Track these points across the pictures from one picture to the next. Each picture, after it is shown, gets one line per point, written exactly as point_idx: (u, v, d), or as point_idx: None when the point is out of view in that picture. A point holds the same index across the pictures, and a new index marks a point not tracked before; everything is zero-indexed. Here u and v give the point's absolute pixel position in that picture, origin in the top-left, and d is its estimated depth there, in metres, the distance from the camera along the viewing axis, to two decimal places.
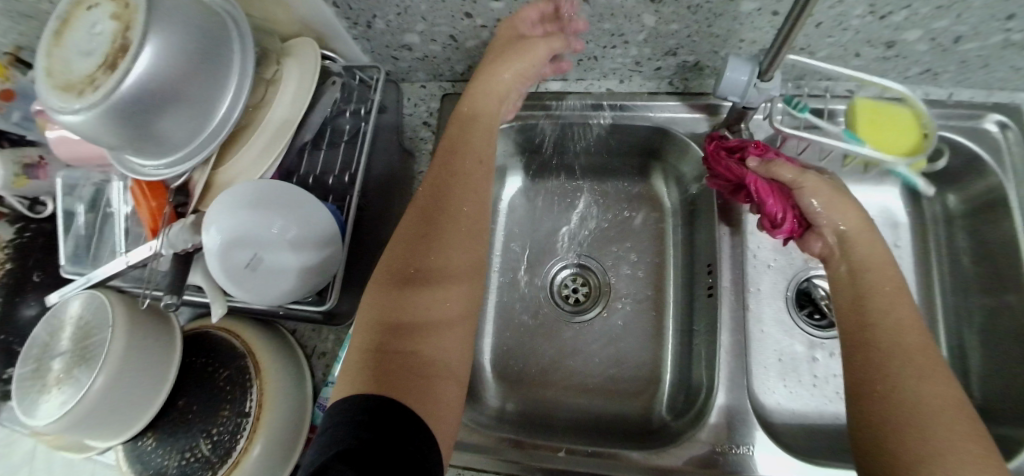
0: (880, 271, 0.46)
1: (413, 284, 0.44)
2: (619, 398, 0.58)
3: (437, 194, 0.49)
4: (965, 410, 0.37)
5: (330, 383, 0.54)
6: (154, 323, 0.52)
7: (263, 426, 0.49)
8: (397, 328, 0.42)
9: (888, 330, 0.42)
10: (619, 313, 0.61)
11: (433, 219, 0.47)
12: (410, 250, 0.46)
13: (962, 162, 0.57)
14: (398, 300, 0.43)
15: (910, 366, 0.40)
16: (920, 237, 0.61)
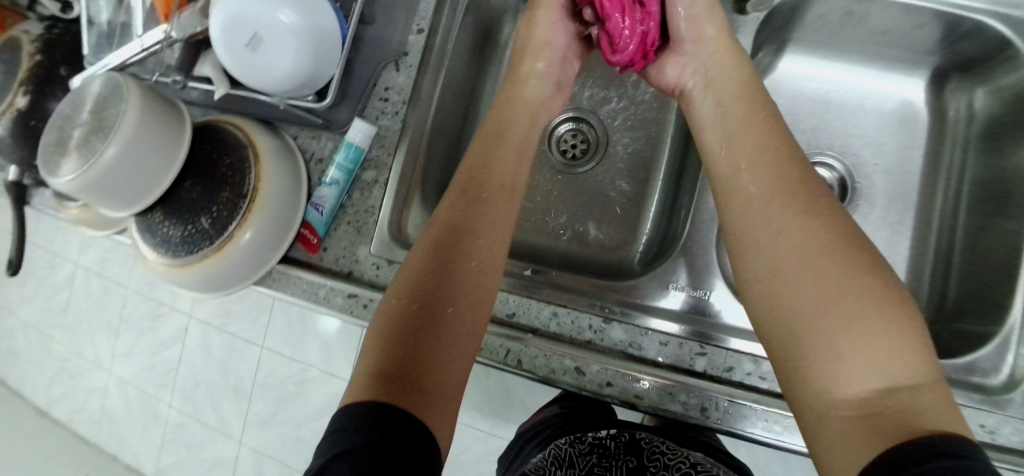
0: (750, 142, 0.42)
1: (454, 274, 0.41)
2: (596, 246, 0.60)
3: (476, 169, 0.47)
4: (863, 270, 0.34)
5: (327, 183, 0.54)
6: (166, 111, 0.55)
7: (257, 211, 0.53)
8: (421, 319, 0.38)
9: (775, 223, 0.37)
10: (613, 171, 0.63)
11: (476, 219, 0.44)
12: (456, 214, 0.44)
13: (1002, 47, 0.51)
14: (444, 256, 0.41)
15: (803, 247, 0.35)
16: (937, 133, 0.59)
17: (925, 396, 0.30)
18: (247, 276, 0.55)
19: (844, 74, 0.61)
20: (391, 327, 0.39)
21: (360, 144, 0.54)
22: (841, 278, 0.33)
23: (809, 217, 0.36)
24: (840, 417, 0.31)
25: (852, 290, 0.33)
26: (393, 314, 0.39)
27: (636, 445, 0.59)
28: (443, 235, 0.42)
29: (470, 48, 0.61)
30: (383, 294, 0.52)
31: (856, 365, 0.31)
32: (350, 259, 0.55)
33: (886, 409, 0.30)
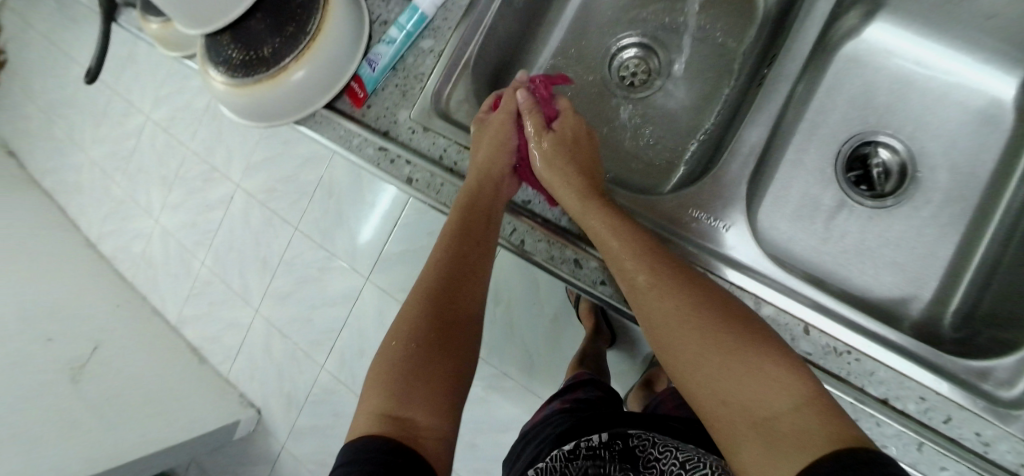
0: (608, 225, 0.46)
1: (455, 304, 0.49)
2: (629, 168, 0.60)
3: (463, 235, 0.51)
4: (752, 392, 0.38)
5: (385, 41, 0.56)
6: None
7: (314, 54, 0.55)
8: (435, 332, 0.47)
9: (655, 315, 0.43)
10: (665, 103, 0.61)
11: (481, 205, 0.51)
12: (442, 272, 0.51)
13: None
14: (439, 303, 0.49)
15: (694, 327, 0.41)
16: (1023, 137, 0.54)
17: (799, 415, 0.36)
18: (292, 114, 0.58)
19: (938, 60, 0.57)
20: (397, 359, 0.45)
21: (426, 12, 0.55)
22: (721, 350, 0.40)
23: (671, 296, 0.42)
24: (750, 450, 0.36)
25: (742, 361, 0.39)
26: (412, 328, 0.48)
27: (631, 455, 0.50)
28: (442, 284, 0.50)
29: None
30: (410, 153, 0.54)
31: (750, 394, 0.38)
32: (388, 120, 0.56)
33: (776, 427, 0.36)
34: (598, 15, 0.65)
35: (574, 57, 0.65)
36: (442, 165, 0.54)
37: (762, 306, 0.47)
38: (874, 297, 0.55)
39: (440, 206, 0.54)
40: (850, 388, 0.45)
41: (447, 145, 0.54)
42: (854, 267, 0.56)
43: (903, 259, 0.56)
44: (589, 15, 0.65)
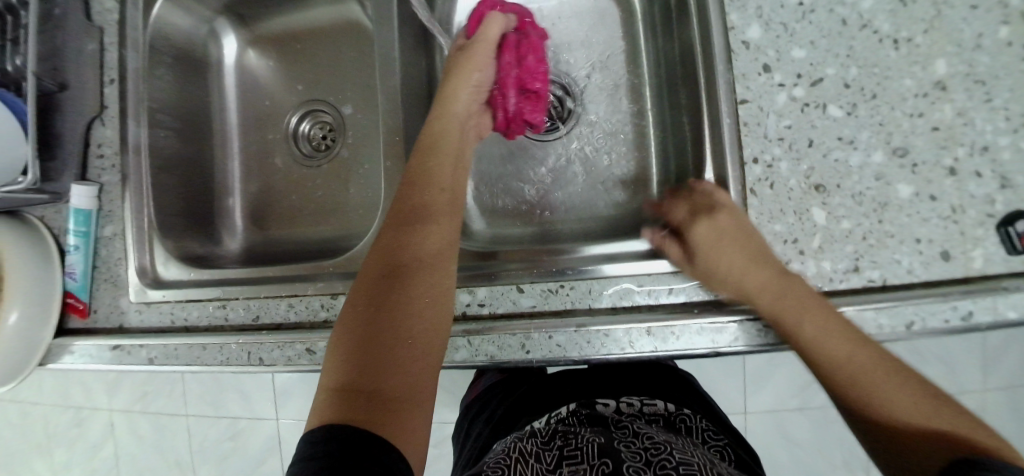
0: (638, 135, 0.57)
1: (396, 262, 0.46)
2: (350, 225, 0.60)
3: (387, 265, 0.46)
4: (927, 423, 0.39)
5: (74, 251, 0.57)
6: None
7: (12, 296, 0.57)
8: (379, 303, 0.44)
9: (773, 304, 0.44)
10: (354, 149, 0.63)
11: (400, 277, 0.46)
12: (373, 296, 0.45)
13: None
14: (375, 329, 0.43)
15: (822, 319, 0.42)
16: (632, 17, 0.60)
17: (889, 387, 0.41)
18: (28, 359, 0.58)
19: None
20: (367, 290, 0.46)
21: (88, 207, 0.56)
22: (859, 347, 0.42)
23: (793, 295, 0.44)
24: (904, 444, 0.39)
25: (851, 343, 0.42)
26: (375, 281, 0.46)
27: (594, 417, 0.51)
28: (388, 243, 0.48)
29: (175, 79, 0.61)
30: (141, 336, 0.55)
31: (884, 386, 0.41)
32: (117, 313, 0.58)
33: (899, 415, 0.40)
34: (266, 104, 0.66)
35: (262, 151, 0.65)
36: (178, 327, 0.56)
37: (477, 290, 0.50)
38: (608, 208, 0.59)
39: (184, 368, 0.53)
40: (576, 316, 0.48)
41: (172, 307, 0.56)
42: (552, 190, 0.60)
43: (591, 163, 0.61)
44: (253, 109, 0.66)
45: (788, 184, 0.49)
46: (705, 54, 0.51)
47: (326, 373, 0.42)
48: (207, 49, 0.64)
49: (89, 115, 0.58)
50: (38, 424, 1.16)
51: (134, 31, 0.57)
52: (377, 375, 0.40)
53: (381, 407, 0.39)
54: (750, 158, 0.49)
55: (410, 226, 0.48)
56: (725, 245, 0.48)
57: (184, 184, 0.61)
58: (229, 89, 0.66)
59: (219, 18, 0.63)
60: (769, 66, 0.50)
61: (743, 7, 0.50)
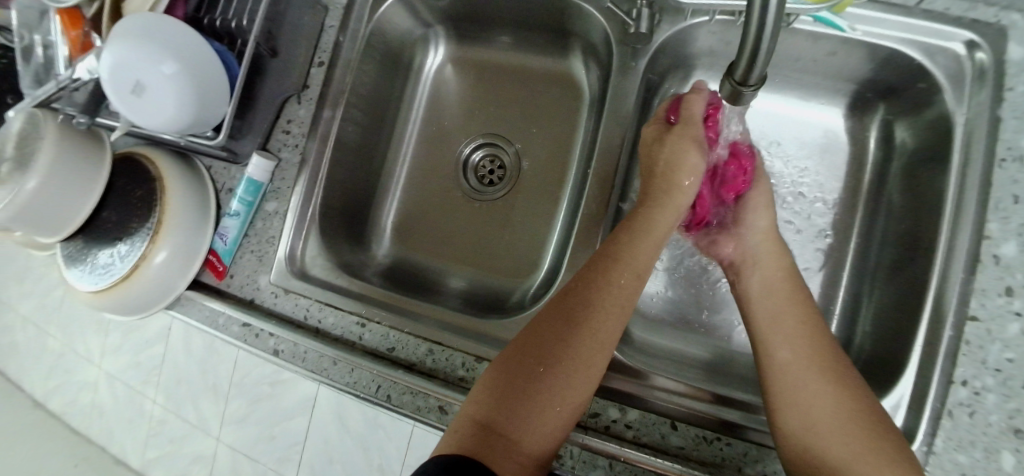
0: (785, 300, 0.44)
1: (570, 328, 0.40)
2: (499, 273, 0.60)
3: (574, 308, 0.41)
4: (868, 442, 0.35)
5: (233, 216, 0.56)
6: (86, 140, 0.55)
7: (161, 239, 0.56)
8: (538, 358, 0.39)
9: (804, 376, 0.39)
10: (521, 197, 0.61)
11: (581, 325, 0.40)
12: (552, 334, 0.40)
13: (907, 76, 0.51)
14: (539, 376, 0.39)
15: (814, 392, 0.38)
16: (857, 163, 0.59)
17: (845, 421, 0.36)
18: (155, 301, 0.58)
19: (785, 102, 0.61)
20: (546, 327, 0.41)
21: (260, 179, 0.56)
22: (847, 442, 0.36)
23: (837, 384, 0.38)
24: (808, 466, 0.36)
25: (852, 439, 0.36)
26: (542, 329, 0.41)
27: None
28: (569, 301, 0.42)
29: (377, 74, 0.59)
30: (274, 324, 0.55)
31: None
32: (252, 287, 0.58)
33: (830, 426, 0.37)
34: (450, 119, 0.64)
35: (430, 168, 0.64)
36: (308, 327, 0.55)
37: (627, 409, 0.48)
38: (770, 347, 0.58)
39: (308, 372, 0.54)
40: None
41: (308, 304, 0.56)
42: (722, 313, 0.59)
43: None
44: (437, 121, 0.65)
45: (987, 417, 0.45)
46: (946, 250, 0.47)
47: (472, 396, 0.40)
48: (415, 54, 0.63)
49: (288, 93, 0.56)
50: None
51: (357, 21, 0.56)
52: (517, 424, 0.37)
53: (505, 452, 0.37)
54: (958, 378, 0.46)
55: (613, 269, 0.42)
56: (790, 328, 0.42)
57: (350, 178, 0.60)
58: (419, 96, 0.65)
59: (436, 29, 0.62)
60: (1014, 290, 0.45)
61: (1004, 218, 0.46)
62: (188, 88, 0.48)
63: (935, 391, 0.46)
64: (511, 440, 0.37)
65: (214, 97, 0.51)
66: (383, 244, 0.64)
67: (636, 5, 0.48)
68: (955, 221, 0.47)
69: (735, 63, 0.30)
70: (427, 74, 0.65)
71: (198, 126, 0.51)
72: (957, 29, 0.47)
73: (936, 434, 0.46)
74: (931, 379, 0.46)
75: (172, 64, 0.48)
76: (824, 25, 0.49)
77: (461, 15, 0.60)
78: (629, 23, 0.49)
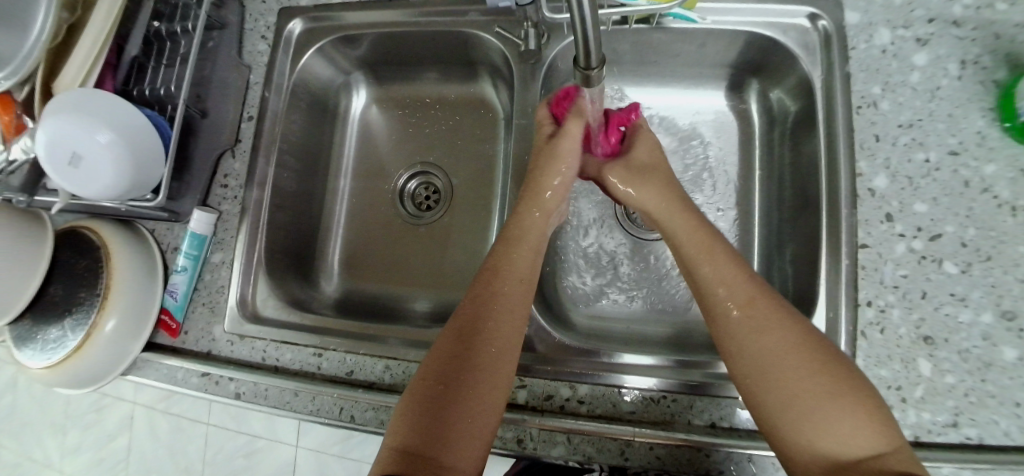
0: (718, 266, 0.46)
1: (469, 339, 0.44)
2: (445, 287, 0.62)
3: (469, 319, 0.45)
4: (822, 375, 0.38)
5: (179, 271, 0.58)
6: (27, 220, 0.57)
7: (111, 303, 0.57)
8: (446, 374, 0.42)
9: (750, 333, 0.42)
10: (457, 212, 0.65)
11: (477, 333, 0.44)
12: (454, 350, 0.43)
13: (769, 52, 0.58)
14: (448, 389, 0.41)
15: (772, 344, 0.40)
16: (748, 134, 0.65)
17: (810, 363, 0.39)
18: (111, 367, 0.58)
19: (655, 90, 0.67)
20: (446, 346, 0.44)
21: (203, 232, 0.58)
22: (809, 385, 0.38)
23: (788, 332, 0.41)
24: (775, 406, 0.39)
25: (813, 383, 0.38)
26: (445, 351, 0.43)
27: None
28: (464, 321, 0.45)
29: (305, 122, 0.64)
30: (233, 369, 0.56)
31: (837, 436, 0.36)
32: (207, 339, 0.59)
33: (789, 365, 0.39)
34: (381, 154, 0.69)
35: (367, 203, 0.67)
36: (267, 367, 0.56)
37: (579, 385, 0.51)
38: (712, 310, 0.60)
39: (270, 410, 0.54)
40: (676, 430, 0.48)
41: (265, 345, 0.57)
42: (657, 286, 0.62)
43: None
44: (369, 157, 0.69)
45: (898, 331, 0.50)
46: (829, 192, 0.53)
47: (394, 427, 0.41)
48: (340, 100, 0.68)
49: (222, 147, 0.59)
50: (54, 404, 1.11)
51: (280, 76, 0.60)
52: (433, 440, 0.39)
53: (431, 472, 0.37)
54: (863, 301, 0.51)
55: (498, 282, 0.47)
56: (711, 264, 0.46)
57: (291, 221, 0.63)
58: (350, 138, 0.69)
59: (357, 75, 0.68)
60: (893, 216, 0.51)
61: (871, 156, 0.52)
62: (131, 144, 0.53)
63: (846, 317, 0.50)
64: (436, 460, 0.38)
65: (153, 145, 0.55)
66: (332, 280, 0.66)
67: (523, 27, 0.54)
68: (831, 165, 0.53)
69: (579, 52, 0.34)
70: (355, 117, 0.69)
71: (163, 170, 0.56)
72: (798, 5, 0.55)
73: (854, 355, 0.50)
74: (840, 309, 0.51)
75: (105, 134, 0.52)
76: (681, 19, 0.56)
77: (378, 59, 0.65)
78: (519, 42, 0.55)
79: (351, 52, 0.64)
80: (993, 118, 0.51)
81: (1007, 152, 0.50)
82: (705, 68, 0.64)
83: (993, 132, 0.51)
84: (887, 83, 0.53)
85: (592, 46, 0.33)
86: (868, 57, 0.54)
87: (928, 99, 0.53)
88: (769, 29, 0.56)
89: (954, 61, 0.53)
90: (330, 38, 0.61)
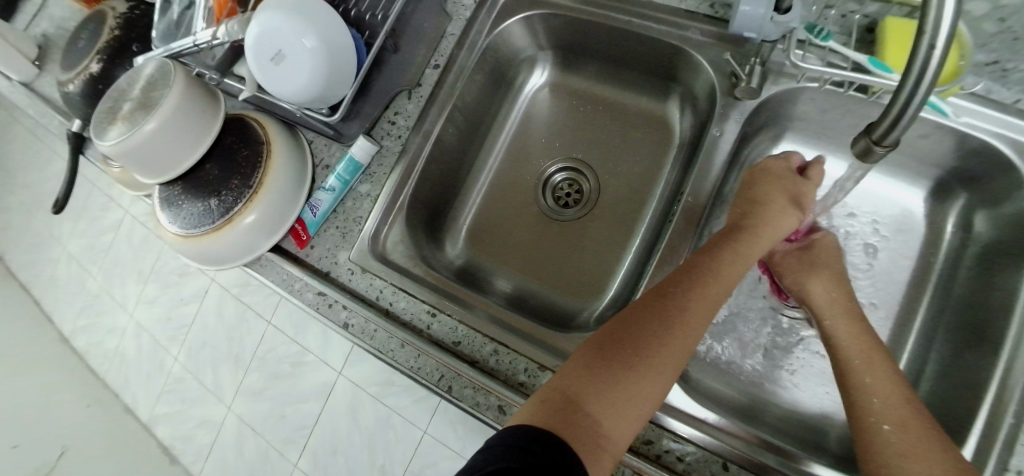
0: (872, 371, 0.43)
1: (661, 323, 0.41)
2: (564, 290, 0.61)
3: (664, 301, 0.42)
4: None
5: (324, 190, 0.59)
6: (207, 96, 0.60)
7: (258, 199, 0.59)
8: (620, 348, 0.40)
9: (883, 447, 0.38)
10: (596, 220, 0.63)
11: (670, 315, 0.41)
12: (642, 326, 0.41)
13: (997, 169, 0.53)
14: (624, 363, 0.39)
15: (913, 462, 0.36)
16: (929, 241, 0.60)
17: None
18: (236, 256, 0.61)
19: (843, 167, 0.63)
20: (630, 320, 0.42)
21: (360, 161, 0.59)
22: None
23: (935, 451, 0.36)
24: None
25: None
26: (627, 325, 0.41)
27: None
28: (655, 303, 0.42)
29: (483, 85, 0.63)
30: (348, 299, 0.57)
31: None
32: (330, 260, 0.60)
33: None
34: (539, 137, 0.67)
35: (511, 182, 0.67)
36: (378, 308, 0.57)
37: (681, 441, 0.49)
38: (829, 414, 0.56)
39: (372, 350, 0.55)
40: None
41: (383, 286, 0.58)
42: (786, 368, 0.57)
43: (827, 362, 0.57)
44: (526, 136, 0.68)
45: None
46: (1018, 339, 0.48)
47: (555, 379, 0.39)
48: (516, 73, 0.67)
49: (401, 86, 0.60)
50: (142, 258, 1.19)
51: (478, 34, 0.60)
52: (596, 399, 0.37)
53: (589, 433, 0.35)
54: None
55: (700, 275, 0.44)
56: (852, 362, 0.44)
57: (439, 176, 0.63)
58: (513, 113, 0.68)
59: (543, 54, 0.66)
60: None
61: None
62: (303, 31, 0.52)
63: None
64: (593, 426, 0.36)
65: (347, 62, 0.56)
66: (455, 244, 0.66)
67: (750, 62, 0.50)
68: None
69: (875, 123, 0.33)
70: (524, 93, 0.68)
71: (340, 62, 0.55)
72: None
73: None
74: None
75: (278, 21, 0.52)
76: (929, 108, 0.51)
77: (568, 45, 0.63)
78: (739, 76, 0.51)
79: (548, 30, 0.62)
80: None
81: None
82: (908, 161, 0.60)
83: None
84: None
85: (902, 121, 0.31)
86: None
87: None
88: (1010, 145, 0.50)
89: None
90: (538, 10, 0.59)
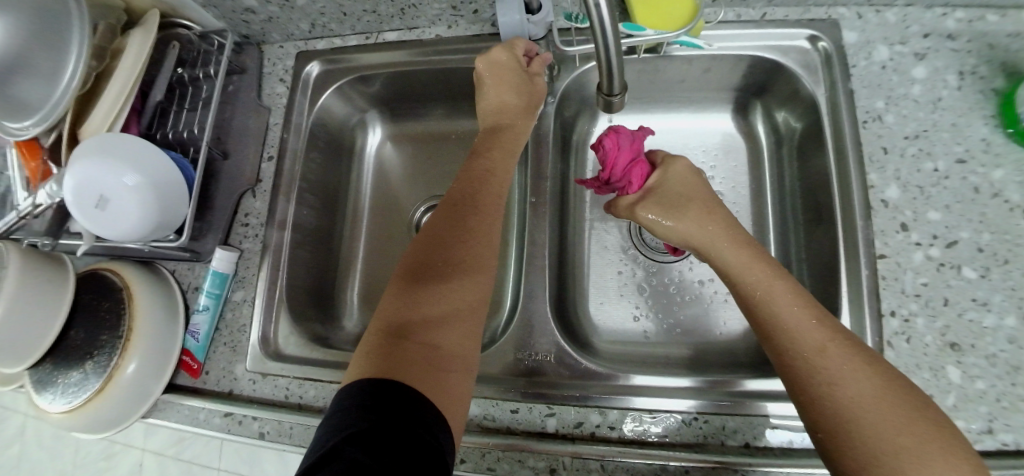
0: (799, 310, 0.42)
1: (459, 239, 0.46)
2: None
3: (451, 223, 0.47)
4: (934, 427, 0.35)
5: (199, 312, 0.58)
6: (50, 262, 0.57)
7: (133, 345, 0.56)
8: (429, 265, 0.44)
9: (839, 375, 0.38)
10: None
11: (457, 232, 0.46)
12: (433, 247, 0.46)
13: (774, 72, 0.60)
14: (420, 288, 0.43)
15: (862, 392, 0.37)
16: (756, 150, 0.67)
17: (904, 411, 0.36)
18: (131, 410, 0.57)
19: (664, 114, 0.69)
20: (428, 251, 0.46)
21: (225, 271, 0.58)
22: (913, 440, 0.35)
23: (873, 374, 0.38)
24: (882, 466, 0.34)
25: (917, 441, 0.35)
26: (427, 252, 0.45)
27: None
28: (441, 228, 0.47)
29: (322, 160, 0.65)
30: (255, 409, 0.55)
31: None
32: (228, 379, 0.58)
33: (892, 407, 0.36)
34: (398, 186, 0.70)
35: (383, 234, 0.68)
36: (290, 404, 0.55)
37: (608, 411, 0.50)
38: (734, 331, 0.60)
39: (295, 448, 0.53)
40: (709, 452, 0.47)
41: (288, 382, 0.56)
42: (677, 311, 0.61)
43: (708, 292, 0.62)
44: (385, 188, 0.70)
45: (923, 339, 0.49)
46: (842, 205, 0.54)
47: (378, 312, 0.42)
48: (355, 137, 0.70)
49: (242, 187, 0.61)
50: (63, 453, 1.08)
51: (300, 116, 0.62)
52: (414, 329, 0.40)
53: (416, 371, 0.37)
54: (887, 311, 0.50)
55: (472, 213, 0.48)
56: (774, 299, 0.44)
57: (312, 256, 0.63)
58: (366, 173, 0.71)
59: (373, 111, 0.70)
60: (907, 225, 0.52)
61: (881, 168, 0.53)
62: (76, 186, 0.52)
63: (872, 327, 0.50)
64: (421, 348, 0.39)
65: (178, 183, 0.56)
66: (352, 313, 0.66)
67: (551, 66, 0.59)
68: (842, 180, 0.54)
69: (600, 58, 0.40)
70: (370, 152, 0.72)
71: (138, 147, 0.54)
72: (796, 28, 0.58)
73: None
74: (863, 319, 0.51)
75: (80, 218, 0.53)
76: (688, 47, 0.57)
77: (392, 98, 0.68)
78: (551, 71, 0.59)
79: (365, 91, 0.66)
80: (997, 125, 0.53)
81: (1014, 157, 0.52)
82: (708, 92, 0.66)
83: (998, 138, 0.53)
84: (889, 98, 0.55)
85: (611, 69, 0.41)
86: (868, 74, 0.56)
87: (931, 110, 0.54)
88: (772, 52, 0.58)
89: (953, 73, 0.55)
90: (347, 78, 0.63)
